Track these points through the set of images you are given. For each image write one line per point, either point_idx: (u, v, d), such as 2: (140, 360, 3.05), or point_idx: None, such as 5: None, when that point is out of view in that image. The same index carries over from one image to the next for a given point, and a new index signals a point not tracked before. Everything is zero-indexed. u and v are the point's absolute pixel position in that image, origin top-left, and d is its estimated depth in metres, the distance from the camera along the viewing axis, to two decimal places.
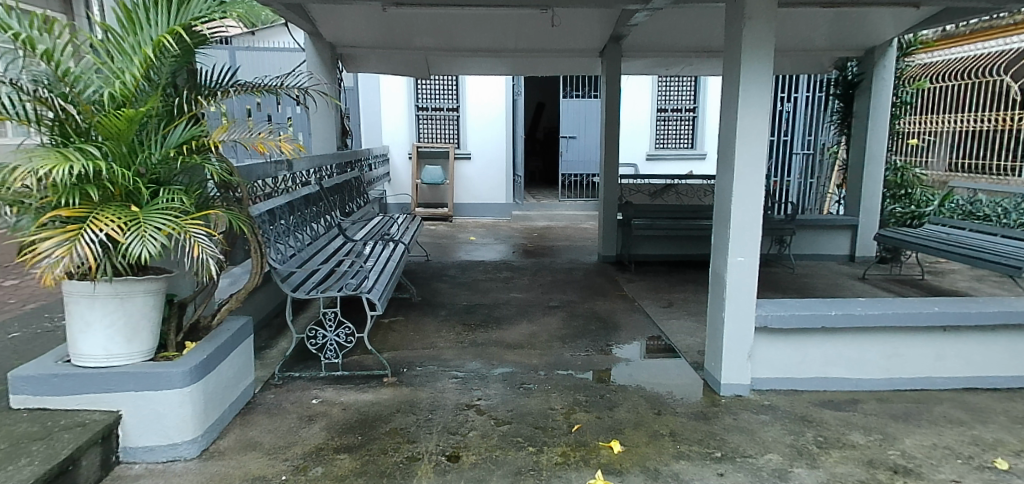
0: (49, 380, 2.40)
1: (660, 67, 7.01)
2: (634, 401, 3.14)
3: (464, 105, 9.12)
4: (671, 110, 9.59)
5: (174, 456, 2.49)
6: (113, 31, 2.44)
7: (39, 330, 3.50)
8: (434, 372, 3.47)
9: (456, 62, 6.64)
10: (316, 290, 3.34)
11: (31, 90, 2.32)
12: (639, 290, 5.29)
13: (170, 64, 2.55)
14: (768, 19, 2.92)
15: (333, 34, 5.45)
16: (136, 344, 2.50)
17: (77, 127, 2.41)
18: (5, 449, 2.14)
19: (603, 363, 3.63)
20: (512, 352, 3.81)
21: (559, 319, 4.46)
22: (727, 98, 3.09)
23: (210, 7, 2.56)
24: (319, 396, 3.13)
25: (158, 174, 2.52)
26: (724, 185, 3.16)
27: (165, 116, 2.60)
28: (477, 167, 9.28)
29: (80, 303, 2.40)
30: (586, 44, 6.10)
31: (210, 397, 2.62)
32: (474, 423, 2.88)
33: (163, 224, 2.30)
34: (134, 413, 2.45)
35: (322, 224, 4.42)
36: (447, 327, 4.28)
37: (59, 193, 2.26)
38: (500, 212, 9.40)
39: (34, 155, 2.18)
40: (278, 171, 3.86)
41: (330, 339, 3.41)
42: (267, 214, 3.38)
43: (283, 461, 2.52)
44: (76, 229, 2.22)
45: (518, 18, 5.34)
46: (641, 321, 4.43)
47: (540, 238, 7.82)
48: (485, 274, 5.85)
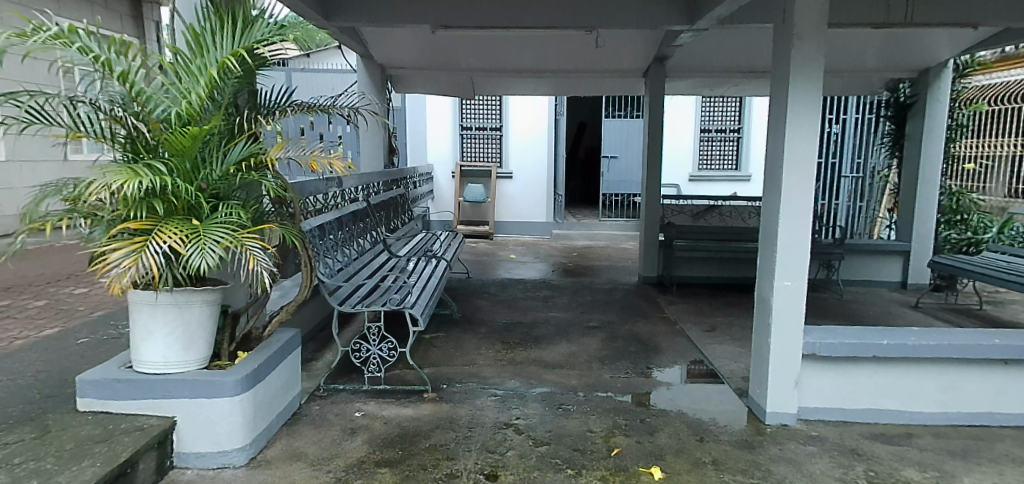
0: (112, 385, 2.50)
1: (705, 88, 6.97)
2: (676, 426, 3.08)
3: (507, 125, 9.22)
4: (715, 130, 9.48)
5: (224, 464, 2.56)
6: (182, 54, 2.57)
7: (104, 337, 3.65)
8: (473, 390, 3.49)
9: (500, 83, 6.75)
10: (361, 304, 3.41)
11: (108, 109, 2.48)
12: (681, 312, 5.21)
13: (233, 84, 2.68)
14: (818, 40, 2.88)
15: (383, 56, 5.63)
16: (192, 353, 2.60)
17: (147, 143, 2.54)
18: (71, 449, 2.23)
19: (642, 386, 3.58)
20: (550, 372, 3.80)
21: (598, 340, 4.43)
22: (775, 121, 3.05)
23: (271, 30, 2.68)
24: (362, 409, 3.18)
25: (219, 189, 2.65)
26: (771, 208, 3.10)
27: (226, 134, 2.71)
28: (519, 186, 9.35)
29: (143, 312, 2.51)
30: (629, 64, 6.11)
31: (259, 406, 2.70)
32: (512, 442, 2.88)
33: (221, 237, 2.39)
34: (189, 419, 2.53)
35: (368, 239, 4.52)
36: (486, 345, 4.29)
37: (129, 206, 2.39)
38: (541, 231, 9.41)
39: (107, 170, 2.28)
40: (329, 188, 4.01)
41: (373, 353, 3.48)
42: (318, 229, 3.50)
43: (326, 472, 2.56)
44: (143, 241, 2.32)
45: (562, 39, 5.41)
46: (682, 344, 4.36)
47: (581, 257, 7.80)
48: (525, 292, 5.87)
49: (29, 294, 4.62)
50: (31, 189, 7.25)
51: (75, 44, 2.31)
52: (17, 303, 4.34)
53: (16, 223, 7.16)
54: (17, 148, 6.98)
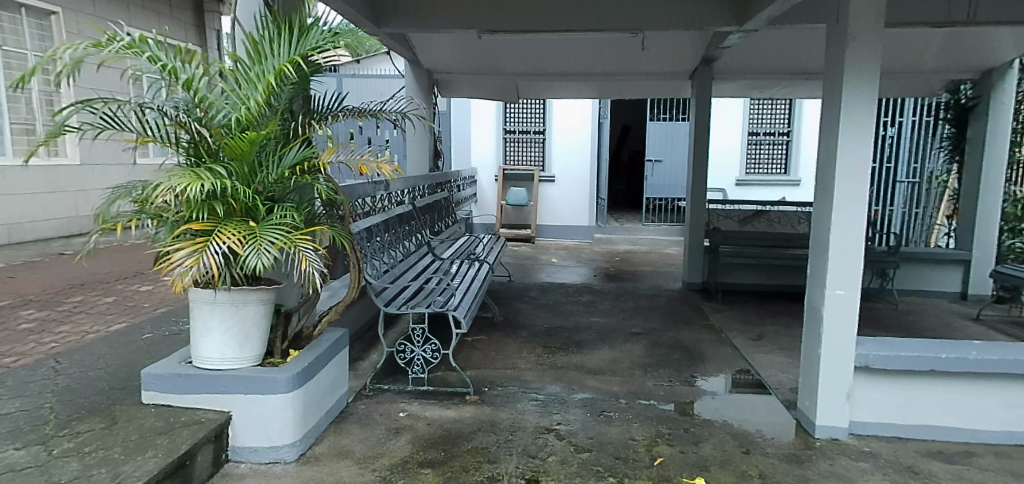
0: (173, 379, 2.61)
1: (753, 90, 6.83)
2: (721, 437, 3.02)
3: (550, 129, 9.21)
4: (764, 133, 9.26)
5: (275, 459, 2.64)
6: (241, 61, 2.66)
7: (167, 332, 3.81)
8: (514, 393, 3.50)
9: (544, 86, 6.76)
10: (406, 306, 3.47)
11: (174, 115, 2.59)
12: (726, 320, 5.10)
13: (289, 91, 2.76)
14: (876, 40, 2.78)
15: (429, 61, 5.75)
16: (247, 350, 2.69)
17: (209, 148, 2.65)
18: (135, 440, 2.33)
19: (686, 395, 3.53)
20: (592, 378, 3.78)
21: (641, 346, 4.38)
22: (828, 125, 2.96)
23: (325, 37, 2.74)
24: (406, 409, 3.23)
25: (274, 192, 2.73)
26: (823, 215, 3.01)
27: (282, 138, 2.79)
28: (561, 189, 9.34)
29: (202, 310, 2.62)
30: (675, 66, 6.03)
31: (309, 403, 2.77)
32: (554, 448, 2.88)
33: (276, 238, 2.47)
34: (243, 415, 2.62)
35: (413, 242, 4.59)
36: (528, 349, 4.30)
37: (192, 208, 2.50)
38: (582, 235, 9.38)
39: (172, 174, 2.38)
40: (377, 190, 4.10)
41: (417, 354, 3.53)
42: (365, 231, 3.57)
43: (371, 471, 2.61)
44: (204, 241, 2.42)
45: (607, 42, 5.38)
46: (728, 353, 4.27)
47: (623, 262, 7.73)
48: (567, 296, 5.85)
49: (100, 290, 4.87)
50: (103, 191, 7.76)
51: (145, 53, 2.43)
52: (89, 299, 4.58)
53: (90, 223, 7.67)
54: (92, 152, 7.52)
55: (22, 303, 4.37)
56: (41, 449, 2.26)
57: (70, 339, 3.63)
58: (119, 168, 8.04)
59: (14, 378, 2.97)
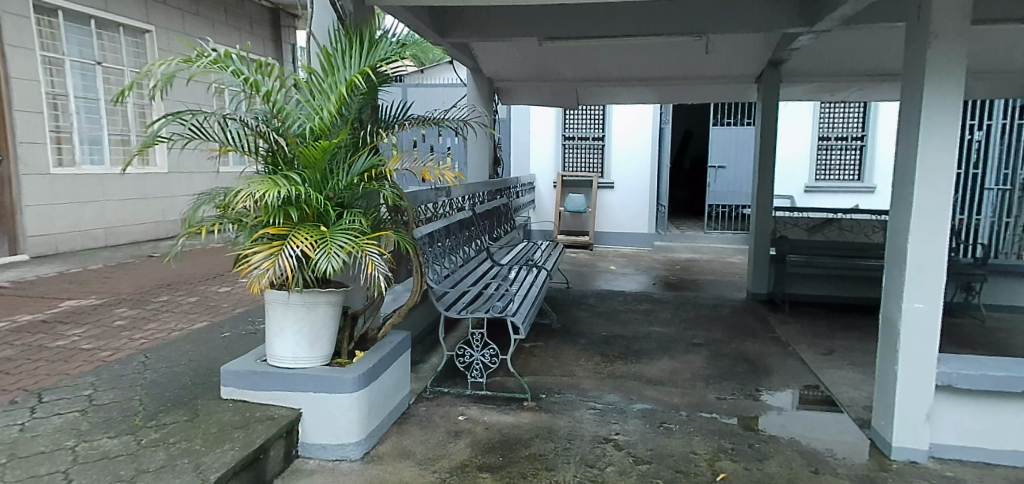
0: (249, 376, 2.74)
1: (824, 93, 6.58)
2: (788, 455, 2.91)
3: (609, 135, 9.13)
4: (835, 138, 8.89)
5: (341, 456, 2.73)
6: (315, 74, 2.78)
7: (244, 331, 4.01)
8: (572, 401, 3.49)
9: (605, 92, 6.73)
10: (466, 310, 3.51)
11: (254, 126, 2.74)
12: (794, 333, 4.91)
13: (359, 101, 2.86)
14: (960, 39, 2.63)
15: (490, 69, 5.85)
16: (317, 350, 2.79)
17: (285, 156, 2.77)
18: (215, 433, 2.46)
19: (750, 409, 3.42)
20: (652, 388, 3.72)
21: (702, 358, 4.28)
22: (907, 129, 2.83)
23: (392, 49, 2.82)
24: (465, 413, 3.28)
25: (344, 198, 2.84)
26: (899, 224, 2.86)
27: (351, 147, 2.89)
28: (620, 195, 9.25)
29: (277, 309, 2.74)
30: (741, 70, 5.87)
31: (374, 403, 2.85)
32: (612, 458, 2.85)
33: (345, 243, 2.56)
34: (312, 412, 2.72)
35: (473, 247, 4.65)
36: (585, 357, 4.27)
37: (269, 213, 2.63)
38: (641, 242, 9.25)
39: (252, 180, 2.51)
40: (438, 197, 4.19)
41: (476, 359, 3.57)
42: (428, 237, 3.65)
43: (432, 472, 2.66)
44: (279, 245, 2.53)
45: (670, 47, 5.30)
46: (795, 367, 4.11)
47: (684, 271, 7.57)
48: (625, 304, 5.79)
49: (185, 290, 5.18)
50: (189, 198, 8.25)
51: (229, 68, 2.58)
52: (174, 298, 4.87)
53: (177, 227, 8.17)
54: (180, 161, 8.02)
55: (116, 301, 4.70)
56: (132, 438, 2.42)
57: (158, 335, 3.87)
58: (204, 177, 8.63)
59: (109, 371, 3.19)
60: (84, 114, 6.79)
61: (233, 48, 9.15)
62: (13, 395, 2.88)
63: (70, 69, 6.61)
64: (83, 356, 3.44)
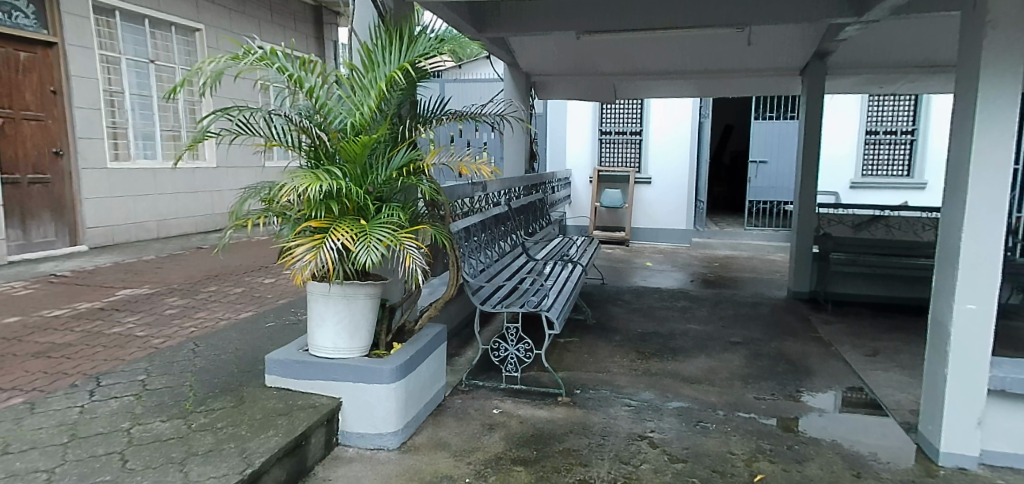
0: (293, 365, 2.82)
1: (872, 85, 6.37)
2: (829, 457, 2.85)
3: (647, 129, 9.02)
4: (884, 132, 8.59)
5: (380, 445, 2.78)
6: (356, 70, 2.82)
7: (286, 321, 4.11)
8: (607, 397, 3.47)
9: (643, 85, 6.66)
10: (501, 304, 3.54)
11: (298, 121, 2.80)
12: (836, 333, 4.79)
13: (398, 96, 2.89)
14: (1020, 28, 2.51)
15: (527, 63, 5.85)
16: (356, 341, 2.85)
17: (327, 151, 2.83)
18: (259, 419, 2.54)
19: (789, 410, 3.35)
20: (688, 386, 3.68)
21: (741, 357, 4.21)
22: (960, 123, 2.72)
23: (431, 44, 2.84)
24: (499, 406, 3.30)
25: (382, 193, 2.89)
26: (952, 221, 2.76)
27: (390, 142, 2.93)
28: (658, 191, 9.13)
29: (319, 301, 2.81)
30: (784, 62, 5.73)
31: (411, 394, 2.90)
32: (647, 456, 2.83)
33: (384, 236, 2.60)
34: (351, 402, 2.78)
35: (508, 242, 4.67)
36: (620, 353, 4.25)
37: (311, 206, 2.69)
38: (679, 238, 9.14)
39: (295, 175, 2.58)
40: (474, 192, 4.22)
41: (511, 353, 3.59)
42: (464, 231, 3.68)
43: (466, 464, 2.69)
44: (321, 238, 2.59)
45: (711, 39, 5.21)
46: (837, 368, 4.01)
47: (723, 268, 7.45)
48: (662, 301, 5.73)
49: (231, 281, 5.34)
50: (236, 192, 8.50)
51: (275, 64, 2.65)
52: (222, 289, 5.04)
53: (225, 220, 8.42)
54: (227, 156, 8.26)
55: (167, 291, 4.88)
56: (182, 422, 2.52)
57: (206, 324, 4.01)
58: (250, 171, 8.85)
59: (162, 357, 3.33)
60: (138, 110, 7.06)
61: (278, 45, 9.36)
62: (74, 378, 3.02)
63: (126, 68, 6.86)
64: (138, 343, 3.59)
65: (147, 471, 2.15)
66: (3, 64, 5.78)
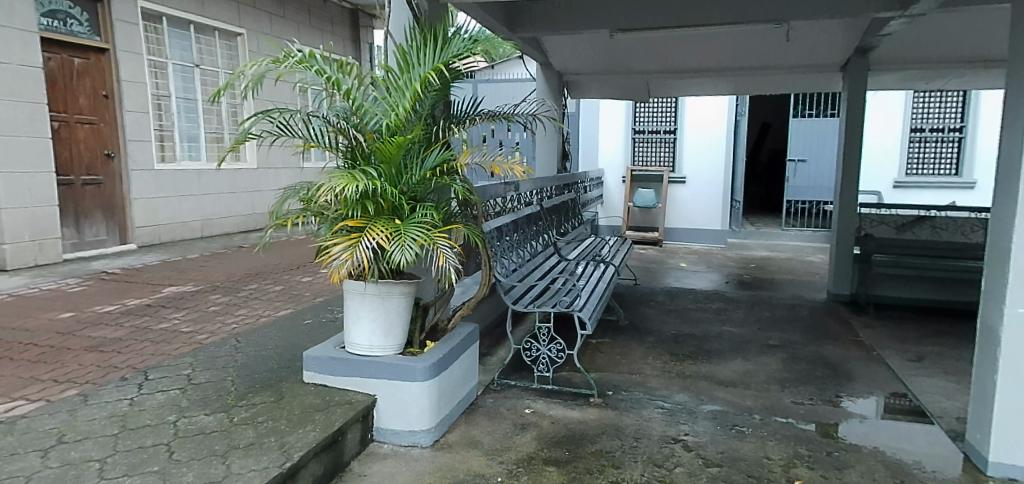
0: (329, 362, 2.87)
1: (917, 81, 6.17)
2: (870, 465, 2.77)
3: (682, 128, 8.89)
4: (931, 130, 8.30)
5: (413, 442, 2.82)
6: (392, 72, 2.86)
7: (323, 319, 4.19)
8: (640, 399, 3.44)
9: (677, 84, 6.58)
10: (533, 304, 3.54)
11: (335, 122, 2.86)
12: (879, 338, 4.65)
13: (432, 97, 2.92)
14: None
15: (560, 63, 5.84)
16: (391, 339, 2.89)
17: (363, 152, 2.88)
18: (297, 414, 2.60)
19: (829, 416, 3.27)
20: (724, 390, 3.62)
21: (778, 360, 4.12)
22: (1012, 119, 2.61)
23: (465, 45, 2.86)
24: (531, 406, 3.30)
25: (417, 193, 2.92)
26: (1003, 222, 2.65)
27: (424, 142, 2.96)
28: (692, 191, 9.01)
29: (354, 299, 2.86)
30: (824, 58, 5.60)
31: (444, 393, 2.92)
32: (681, 459, 2.79)
33: (418, 235, 2.63)
34: (386, 399, 2.82)
35: (540, 242, 4.66)
36: (654, 355, 4.21)
37: (347, 206, 2.74)
38: (714, 239, 9.01)
39: (332, 175, 2.62)
40: (507, 191, 4.23)
41: (543, 353, 3.58)
42: (496, 230, 3.69)
43: (498, 463, 2.69)
44: (357, 237, 2.63)
45: (748, 36, 5.11)
46: (879, 374, 3.90)
47: (760, 269, 7.31)
48: (696, 303, 5.65)
49: (271, 279, 5.47)
50: (275, 192, 8.69)
51: (314, 67, 2.71)
52: (262, 287, 5.16)
53: (265, 220, 8.62)
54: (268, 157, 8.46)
55: (211, 288, 5.02)
56: (225, 416, 2.59)
57: (247, 321, 4.11)
58: (289, 171, 9.04)
59: (205, 353, 3.43)
60: (183, 113, 7.27)
61: (316, 48, 9.54)
62: (123, 372, 3.14)
63: (172, 72, 7.09)
64: (183, 338, 3.71)
65: (192, 463, 2.22)
66: (60, 71, 6.01)
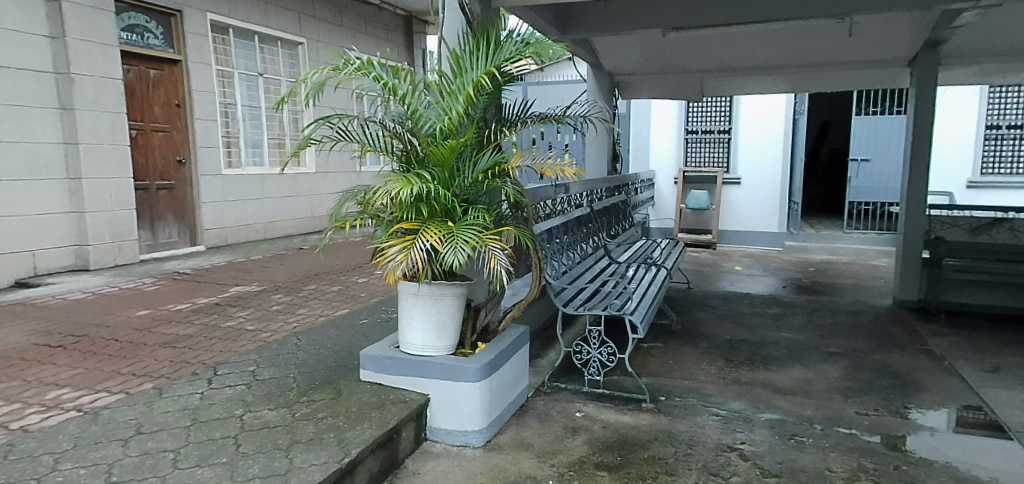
0: (384, 361, 2.94)
1: (993, 75, 5.83)
2: (942, 481, 2.64)
3: (737, 128, 8.67)
4: (1007, 126, 7.84)
5: (465, 442, 2.85)
6: (445, 76, 2.90)
7: (378, 319, 4.29)
8: (694, 406, 3.38)
9: (732, 82, 6.43)
10: (584, 307, 3.52)
11: (391, 127, 2.93)
12: (950, 346, 4.41)
13: (485, 100, 2.95)
14: None
15: (611, 63, 5.80)
16: (443, 339, 2.93)
17: (417, 155, 2.93)
18: (355, 412, 2.67)
19: (896, 428, 3.12)
20: (782, 398, 3.51)
21: (840, 368, 3.97)
22: None
23: (517, 48, 2.87)
24: (582, 410, 3.28)
25: (469, 195, 2.96)
26: None
27: (476, 145, 2.99)
28: (747, 192, 8.78)
29: (408, 299, 2.92)
30: (890, 53, 5.37)
31: (495, 394, 2.94)
32: (737, 468, 2.73)
33: (470, 237, 2.66)
34: (439, 398, 2.86)
35: (591, 244, 4.64)
36: (708, 360, 4.12)
37: (402, 209, 2.80)
38: (771, 242, 8.74)
39: (388, 179, 2.69)
40: (557, 193, 4.23)
41: (594, 356, 3.55)
42: (547, 232, 3.70)
43: (550, 466, 2.69)
44: (411, 239, 2.68)
45: (808, 32, 4.95)
46: (951, 385, 3.70)
47: (820, 273, 7.05)
48: (752, 307, 5.51)
49: (329, 279, 5.64)
50: (333, 195, 8.96)
51: (371, 73, 2.79)
52: (320, 287, 5.32)
53: (324, 222, 8.89)
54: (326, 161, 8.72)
55: (274, 288, 5.22)
56: (288, 411, 2.69)
57: (307, 320, 4.26)
58: (346, 175, 9.30)
59: (269, 350, 3.56)
60: (248, 120, 7.59)
61: (372, 55, 9.79)
62: (194, 367, 3.30)
63: (239, 81, 7.41)
64: (249, 336, 3.87)
65: (257, 455, 2.31)
66: (138, 81, 6.37)
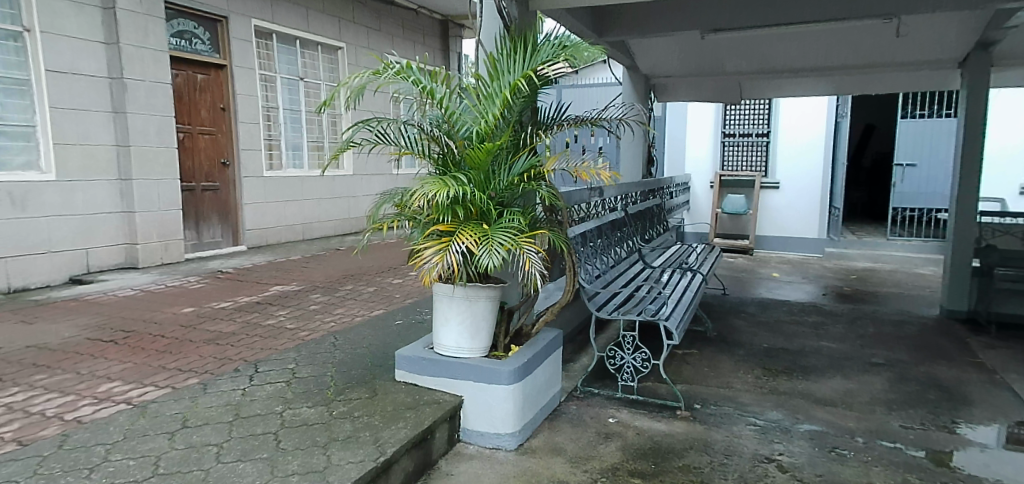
0: (419, 362, 2.97)
1: None
2: None
3: (776, 131, 8.49)
4: None
5: (498, 445, 2.85)
6: (482, 80, 2.92)
7: (413, 320, 4.33)
8: (730, 415, 3.32)
9: (772, 85, 6.31)
10: (617, 311, 3.49)
11: (428, 130, 2.96)
12: (1002, 360, 4.24)
13: (521, 104, 2.95)
14: None
15: (648, 66, 5.76)
16: (477, 341, 2.94)
17: (454, 158, 2.95)
18: (390, 411, 2.70)
19: (943, 443, 3.01)
20: (822, 409, 3.42)
21: (883, 380, 3.85)
22: None
23: (554, 51, 2.87)
24: (616, 416, 3.26)
25: (504, 198, 2.97)
26: None
27: (512, 148, 3.00)
28: (786, 197, 8.58)
29: (443, 301, 2.94)
30: (940, 54, 5.19)
31: (528, 397, 2.94)
32: (775, 479, 2.67)
33: (505, 240, 2.67)
34: (472, 400, 2.88)
35: (625, 248, 4.60)
36: (745, 369, 4.04)
37: (439, 211, 2.83)
38: (811, 248, 8.54)
39: (425, 181, 2.71)
40: (591, 197, 4.22)
41: (627, 361, 3.52)
42: (580, 236, 3.69)
43: (583, 472, 2.68)
44: (447, 241, 2.70)
45: (853, 33, 4.82)
46: (1002, 400, 3.55)
47: (862, 281, 6.85)
48: (791, 315, 5.38)
49: (365, 280, 5.72)
50: (370, 197, 9.09)
51: (410, 77, 2.84)
52: (357, 288, 5.40)
53: (360, 224, 9.03)
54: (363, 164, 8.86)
55: (312, 288, 5.33)
56: (325, 409, 2.74)
57: (344, 320, 4.32)
58: (383, 177, 9.43)
59: (307, 349, 3.63)
60: (289, 124, 7.76)
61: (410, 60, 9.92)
62: (236, 363, 3.38)
63: (280, 85, 7.59)
64: (288, 334, 3.95)
65: (297, 451, 2.36)
66: (186, 86, 6.58)
